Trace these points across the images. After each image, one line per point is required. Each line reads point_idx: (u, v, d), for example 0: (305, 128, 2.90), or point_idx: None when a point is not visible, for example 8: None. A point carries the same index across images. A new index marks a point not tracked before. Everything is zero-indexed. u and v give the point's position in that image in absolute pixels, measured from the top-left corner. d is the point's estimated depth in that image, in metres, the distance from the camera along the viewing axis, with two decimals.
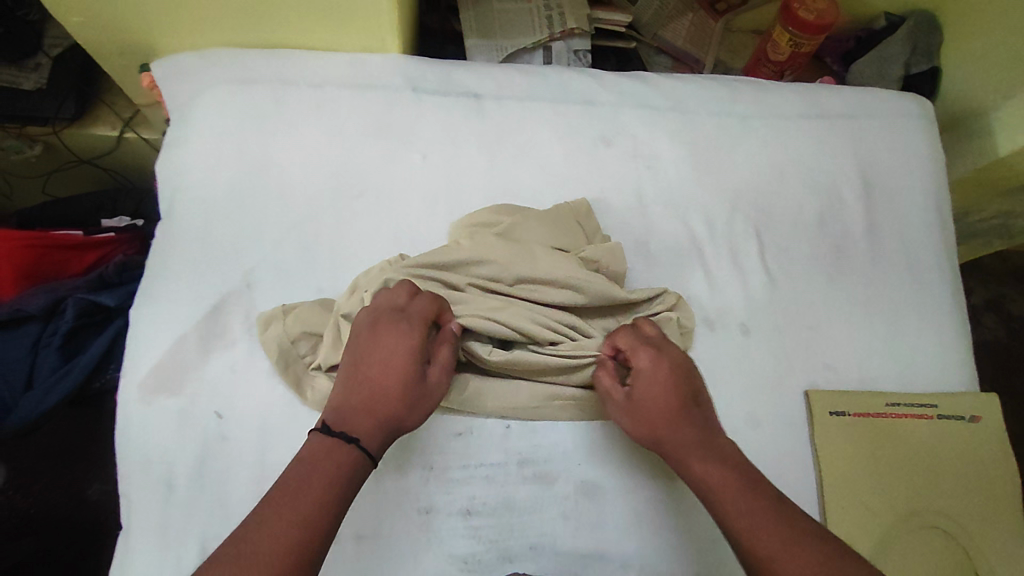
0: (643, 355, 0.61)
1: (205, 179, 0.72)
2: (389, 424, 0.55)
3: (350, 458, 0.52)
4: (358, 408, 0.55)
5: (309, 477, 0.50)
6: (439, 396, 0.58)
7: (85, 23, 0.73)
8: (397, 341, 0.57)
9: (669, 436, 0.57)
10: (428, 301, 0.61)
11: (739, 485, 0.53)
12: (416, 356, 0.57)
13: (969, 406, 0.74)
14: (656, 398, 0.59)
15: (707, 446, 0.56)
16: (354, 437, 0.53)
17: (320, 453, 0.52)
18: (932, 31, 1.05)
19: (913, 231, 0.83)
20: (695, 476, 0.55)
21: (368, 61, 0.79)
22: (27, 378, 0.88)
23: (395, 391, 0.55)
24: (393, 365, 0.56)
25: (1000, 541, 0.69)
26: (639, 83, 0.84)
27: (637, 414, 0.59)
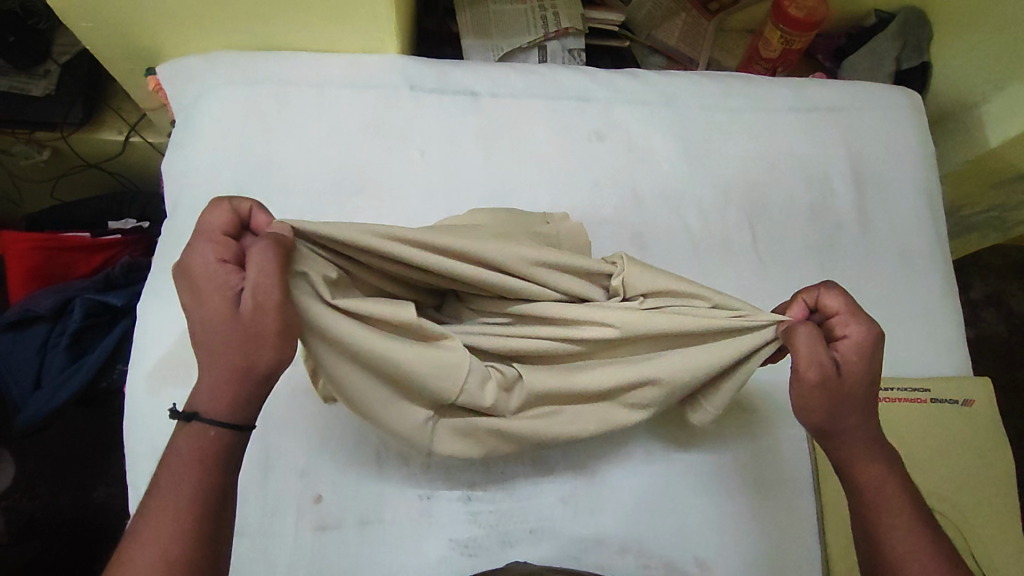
0: (851, 330, 0.54)
1: (210, 176, 0.74)
2: (229, 376, 0.45)
3: (201, 441, 0.45)
4: (197, 374, 0.46)
5: (166, 474, 0.45)
6: (265, 312, 0.44)
7: (94, 28, 0.75)
8: (194, 285, 0.46)
9: (851, 428, 0.54)
10: (211, 216, 0.48)
11: (903, 500, 0.53)
12: (216, 289, 0.45)
13: (961, 390, 0.75)
14: (857, 382, 0.53)
15: (879, 452, 0.54)
16: (196, 410, 0.46)
17: (176, 444, 0.46)
18: (920, 27, 1.06)
19: (904, 221, 0.84)
20: (863, 476, 0.54)
21: (367, 62, 0.81)
22: (36, 376, 0.90)
23: (211, 339, 0.45)
24: (200, 312, 0.45)
25: (993, 521, 0.71)
26: (632, 79, 0.86)
27: (834, 395, 0.53)
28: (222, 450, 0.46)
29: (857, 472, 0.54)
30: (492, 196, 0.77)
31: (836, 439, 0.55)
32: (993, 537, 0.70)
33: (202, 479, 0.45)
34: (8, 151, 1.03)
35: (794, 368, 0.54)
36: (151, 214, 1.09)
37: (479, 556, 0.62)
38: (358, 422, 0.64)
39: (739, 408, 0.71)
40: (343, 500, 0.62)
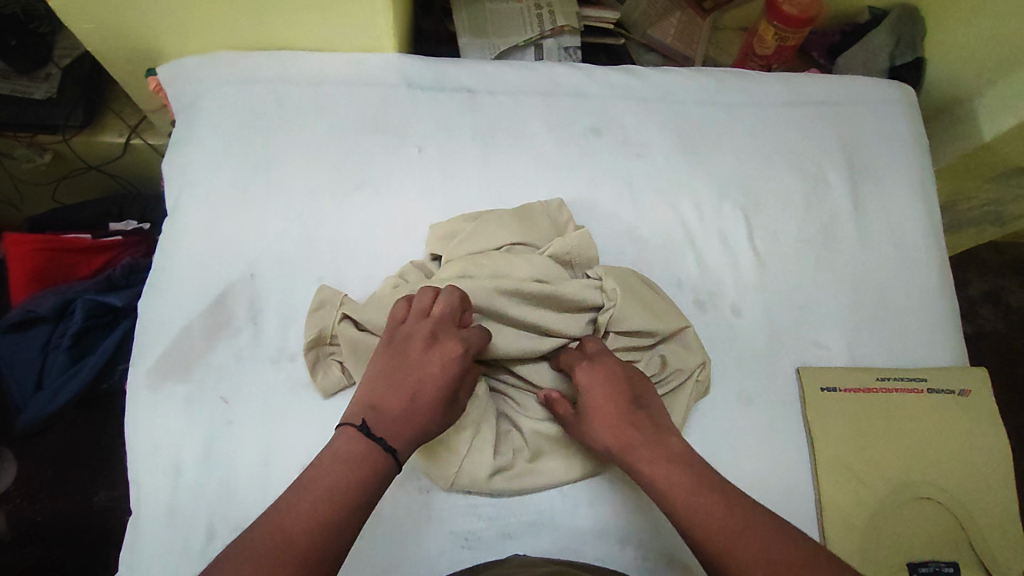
0: (582, 370, 0.63)
1: (210, 175, 0.75)
2: (421, 439, 0.55)
3: (382, 460, 0.51)
4: (403, 415, 0.54)
5: (348, 470, 0.50)
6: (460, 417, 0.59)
7: (94, 29, 0.76)
8: (452, 358, 0.57)
9: (619, 441, 0.58)
10: (480, 330, 0.61)
11: (685, 482, 0.53)
12: (458, 377, 0.58)
13: (958, 380, 0.75)
14: (601, 403, 0.60)
15: (653, 446, 0.57)
16: (392, 445, 0.52)
17: (358, 451, 0.51)
18: (915, 23, 1.06)
19: (899, 214, 0.85)
20: (646, 479, 0.56)
21: (364, 61, 0.82)
22: (38, 377, 0.91)
23: (432, 412, 0.56)
24: (440, 382, 0.56)
25: (990, 511, 0.71)
26: (627, 75, 0.86)
27: (587, 426, 0.61)
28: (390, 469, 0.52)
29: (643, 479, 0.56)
30: (489, 193, 0.77)
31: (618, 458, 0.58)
32: (994, 527, 0.70)
33: (373, 492, 0.50)
34: (10, 154, 1.04)
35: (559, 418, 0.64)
36: (151, 216, 1.10)
37: (479, 548, 0.63)
38: None
39: (736, 399, 0.71)
40: None
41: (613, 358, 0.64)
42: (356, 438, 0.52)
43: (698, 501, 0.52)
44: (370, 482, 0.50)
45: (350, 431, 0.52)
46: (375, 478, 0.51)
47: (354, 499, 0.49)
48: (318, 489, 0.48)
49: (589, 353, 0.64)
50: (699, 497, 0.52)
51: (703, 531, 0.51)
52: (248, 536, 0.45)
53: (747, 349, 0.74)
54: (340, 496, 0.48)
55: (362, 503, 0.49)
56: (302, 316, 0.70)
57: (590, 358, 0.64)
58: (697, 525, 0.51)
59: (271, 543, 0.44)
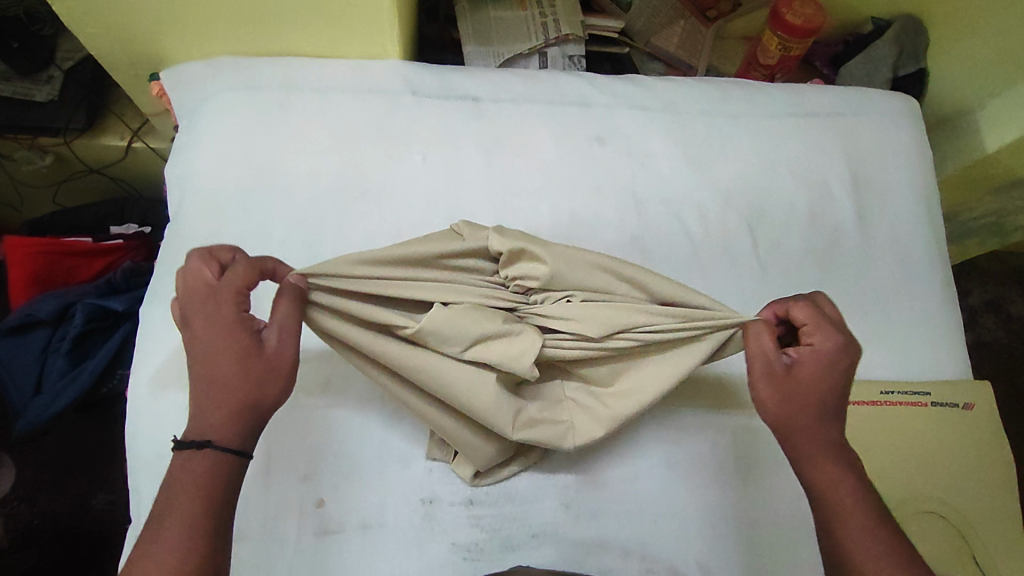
0: (822, 337, 0.54)
1: (213, 181, 0.74)
2: (246, 407, 0.48)
3: (204, 466, 0.47)
4: (205, 406, 0.48)
5: (173, 501, 0.46)
6: (288, 359, 0.50)
7: (98, 34, 0.76)
8: (215, 319, 0.49)
9: (813, 430, 0.52)
10: (244, 268, 0.52)
11: (864, 507, 0.50)
12: (239, 330, 0.49)
13: (963, 394, 0.75)
14: (821, 385, 0.52)
15: (841, 450, 0.52)
16: (205, 440, 0.47)
17: (181, 473, 0.47)
18: (919, 34, 1.07)
19: (902, 226, 0.85)
20: (821, 472, 0.51)
21: (369, 68, 0.81)
22: (37, 381, 0.90)
23: (233, 380, 0.48)
24: (222, 347, 0.49)
25: (993, 524, 0.71)
26: (632, 84, 0.86)
27: (789, 392, 0.52)
28: (222, 472, 0.47)
29: (812, 476, 0.52)
30: (494, 201, 0.77)
31: (799, 442, 0.52)
32: (997, 540, 0.70)
33: (206, 501, 0.46)
34: (11, 156, 1.04)
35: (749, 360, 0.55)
36: (153, 219, 1.09)
37: (480, 560, 0.62)
38: (360, 425, 0.65)
39: (741, 411, 0.71)
40: (343, 503, 0.62)
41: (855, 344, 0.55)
42: (174, 462, 0.48)
43: (874, 533, 0.49)
44: (203, 492, 0.46)
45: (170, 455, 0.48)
46: (205, 487, 0.46)
47: (193, 522, 0.45)
48: (154, 537, 0.45)
49: (828, 316, 0.55)
50: (874, 520, 0.50)
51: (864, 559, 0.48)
52: None
53: None
54: (172, 526, 0.45)
55: (202, 519, 0.46)
56: None
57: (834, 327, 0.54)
58: (856, 546, 0.49)
59: None
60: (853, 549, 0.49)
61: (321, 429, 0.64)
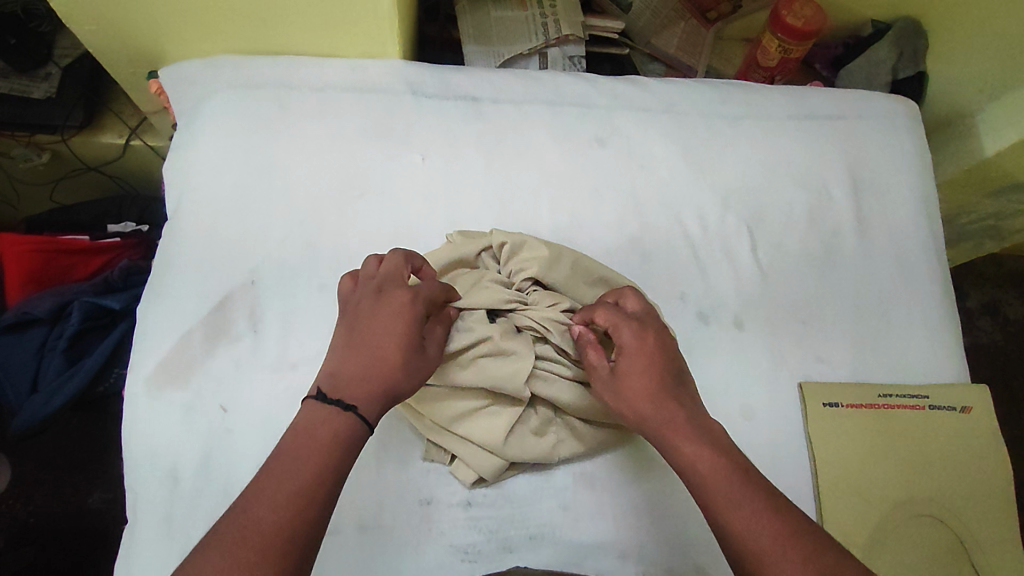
0: (625, 331, 0.59)
1: (211, 180, 0.74)
2: (387, 392, 0.53)
3: (342, 425, 0.50)
4: (360, 372, 0.53)
5: (307, 444, 0.49)
6: (434, 370, 0.58)
7: (96, 31, 0.75)
8: (405, 308, 0.57)
9: (656, 414, 0.56)
10: (433, 284, 0.61)
11: (722, 467, 0.52)
12: (418, 326, 0.57)
13: (959, 397, 0.75)
14: (643, 373, 0.57)
15: (696, 426, 0.55)
16: (351, 404, 0.51)
17: (318, 423, 0.50)
18: (917, 37, 1.07)
19: (901, 229, 0.85)
20: (682, 453, 0.54)
21: (368, 68, 0.81)
22: (32, 380, 0.90)
23: (394, 362, 0.54)
24: (395, 332, 0.55)
25: (990, 528, 0.71)
26: (632, 86, 0.86)
27: (620, 391, 0.58)
28: (354, 435, 0.51)
29: (674, 455, 0.54)
30: (494, 202, 0.77)
31: (653, 430, 0.56)
32: (994, 544, 0.70)
33: (335, 458, 0.49)
34: (8, 153, 1.04)
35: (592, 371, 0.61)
36: (151, 218, 1.09)
37: (478, 562, 0.62)
38: None
39: (739, 414, 0.71)
40: (341, 505, 0.62)
41: (659, 327, 0.60)
42: (313, 412, 0.51)
43: (735, 491, 0.51)
44: (337, 448, 0.49)
45: (307, 403, 0.52)
46: (337, 444, 0.49)
47: (319, 470, 0.48)
48: (282, 473, 0.47)
49: (630, 311, 0.61)
50: (737, 485, 0.51)
51: (726, 516, 0.50)
52: (209, 538, 0.44)
53: (750, 364, 0.74)
54: (304, 469, 0.47)
55: (331, 472, 0.48)
56: (303, 324, 0.69)
57: (634, 319, 0.60)
58: (723, 506, 0.50)
59: (230, 540, 0.43)
60: (717, 509, 0.50)
61: None
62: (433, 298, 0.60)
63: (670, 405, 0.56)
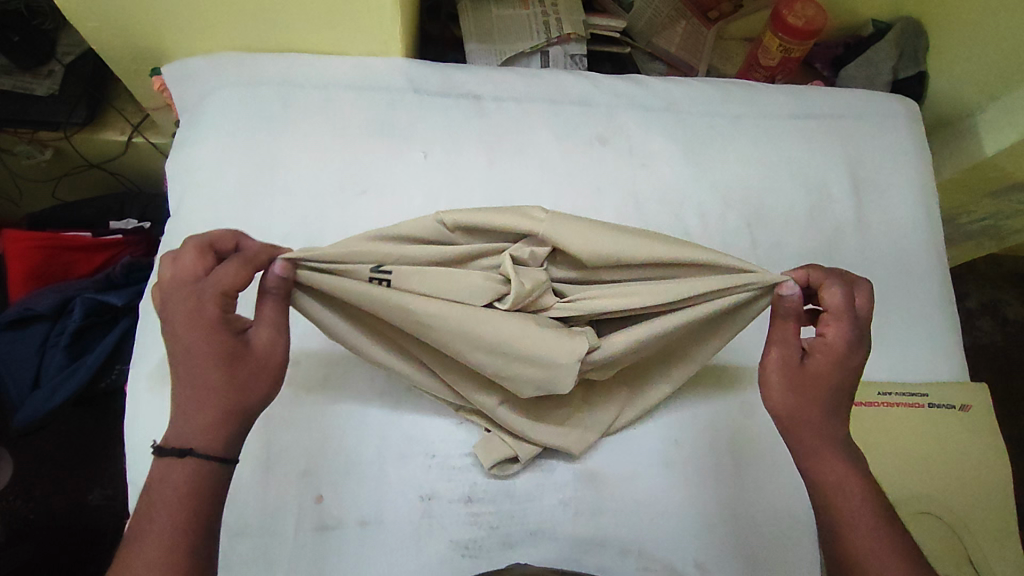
0: (837, 327, 0.54)
1: (213, 177, 0.74)
2: (229, 412, 0.48)
3: (189, 475, 0.46)
4: (188, 407, 0.48)
5: (157, 509, 0.45)
6: (276, 357, 0.51)
7: (100, 27, 0.76)
8: (204, 318, 0.49)
9: (817, 425, 0.53)
10: (236, 268, 0.51)
11: (864, 500, 0.51)
12: (227, 331, 0.49)
13: (959, 396, 0.75)
14: (823, 382, 0.53)
15: (848, 448, 0.53)
16: (188, 446, 0.47)
17: (165, 480, 0.46)
18: (919, 36, 1.08)
19: (900, 227, 0.85)
20: (831, 470, 0.52)
21: (370, 65, 0.81)
22: (35, 375, 0.90)
23: (219, 381, 0.48)
24: (212, 351, 0.48)
25: (988, 525, 0.71)
26: (633, 84, 0.87)
27: (799, 385, 0.54)
28: (205, 480, 0.47)
29: (814, 468, 0.53)
30: (495, 199, 0.77)
31: (797, 434, 0.54)
32: (992, 542, 0.71)
33: (194, 508, 0.46)
34: (11, 150, 1.04)
35: (777, 346, 0.55)
36: (152, 214, 1.09)
37: (479, 557, 0.62)
38: (360, 422, 0.65)
39: (739, 411, 0.71)
40: (342, 500, 0.62)
41: (867, 341, 0.55)
42: (156, 471, 0.47)
43: (872, 524, 0.51)
44: (189, 499, 0.46)
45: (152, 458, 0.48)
46: (189, 495, 0.46)
47: (175, 537, 0.45)
48: (140, 547, 0.44)
49: (854, 312, 0.55)
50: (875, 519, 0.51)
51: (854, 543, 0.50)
52: None
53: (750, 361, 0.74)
54: (158, 534, 0.44)
55: (188, 525, 0.45)
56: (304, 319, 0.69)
57: (853, 321, 0.55)
58: (852, 534, 0.50)
59: None
60: (847, 535, 0.51)
61: (319, 425, 0.64)
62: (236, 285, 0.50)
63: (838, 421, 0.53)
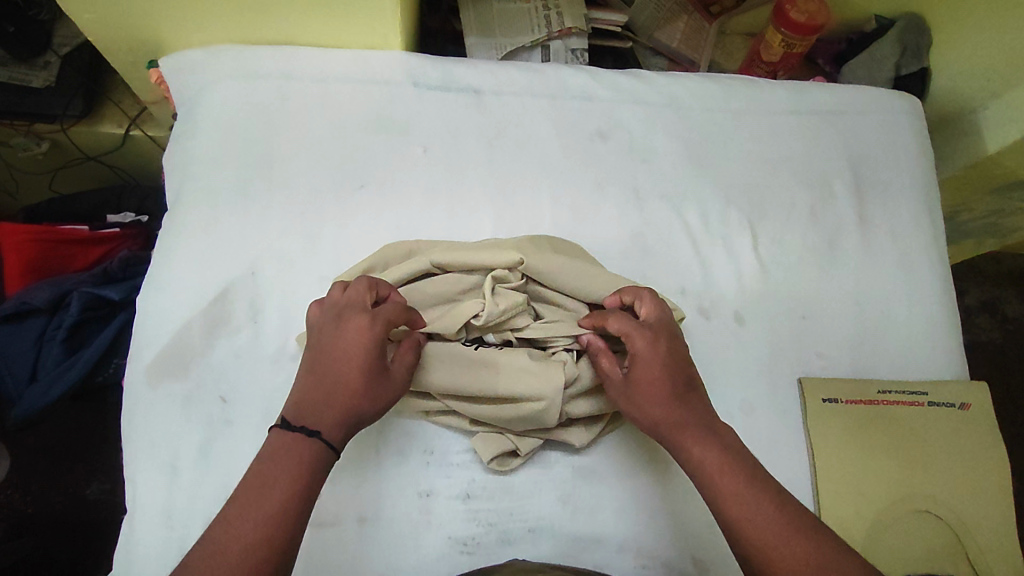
0: (639, 340, 0.57)
1: (211, 172, 0.74)
2: (351, 416, 0.53)
3: (314, 450, 0.50)
4: (321, 398, 0.52)
5: (270, 480, 0.47)
6: (399, 391, 0.56)
7: (96, 19, 0.75)
8: (365, 332, 0.54)
9: (667, 419, 0.55)
10: (396, 306, 0.58)
11: (730, 467, 0.51)
12: (380, 351, 0.55)
13: (958, 394, 0.76)
14: (654, 382, 0.56)
15: (705, 428, 0.54)
16: (315, 429, 0.51)
17: (289, 449, 0.49)
18: (921, 31, 1.06)
19: (902, 226, 0.85)
20: (692, 455, 0.53)
21: (369, 58, 0.81)
22: (32, 370, 0.90)
23: (356, 387, 0.53)
24: (359, 358, 0.53)
25: (987, 523, 0.71)
26: (634, 79, 0.86)
27: (632, 397, 0.57)
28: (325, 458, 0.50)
29: (683, 458, 0.54)
30: (495, 196, 0.77)
31: (665, 437, 0.55)
32: (990, 540, 0.71)
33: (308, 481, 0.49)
34: (7, 143, 1.03)
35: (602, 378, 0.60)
36: (150, 208, 1.09)
37: (477, 553, 0.62)
38: None
39: (739, 409, 0.71)
40: (341, 496, 0.62)
41: (673, 335, 0.59)
42: (281, 438, 0.50)
43: (742, 491, 0.50)
44: (308, 471, 0.49)
45: (274, 429, 0.51)
46: (309, 467, 0.49)
47: (288, 507, 0.47)
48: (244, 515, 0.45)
49: (644, 321, 0.59)
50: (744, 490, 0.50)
51: (732, 507, 0.49)
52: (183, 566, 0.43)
53: (750, 359, 0.74)
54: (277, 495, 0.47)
55: (305, 493, 0.48)
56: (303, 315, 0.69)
57: (647, 326, 0.59)
58: (729, 503, 0.50)
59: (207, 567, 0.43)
60: (723, 505, 0.50)
61: None
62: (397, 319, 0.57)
63: (682, 408, 0.55)
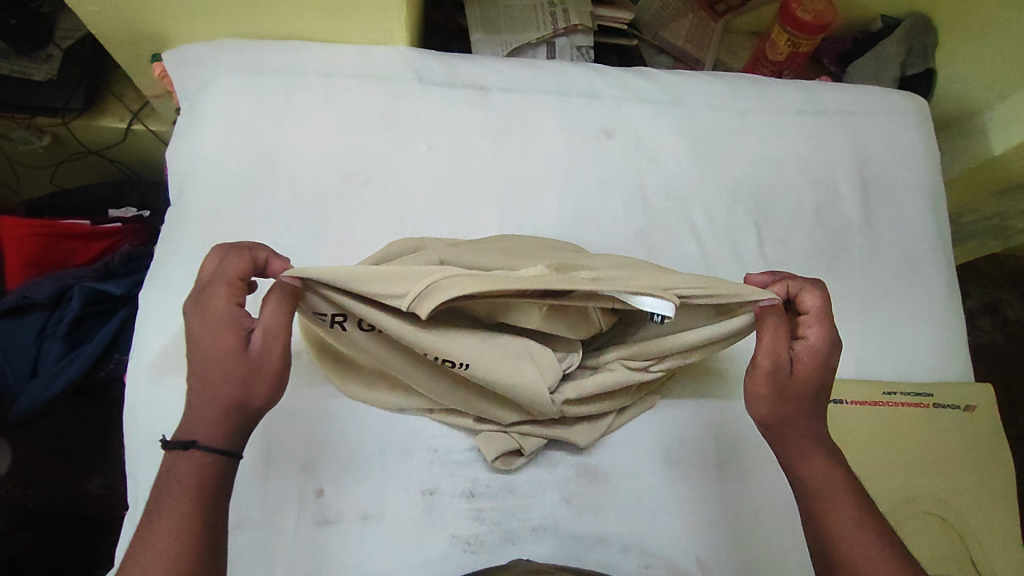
0: (817, 330, 0.55)
1: (216, 166, 0.73)
2: (227, 409, 0.48)
3: (200, 467, 0.47)
4: (192, 404, 0.48)
5: (163, 510, 0.45)
6: (272, 360, 0.49)
7: (99, 12, 0.74)
8: (206, 315, 0.49)
9: (801, 425, 0.54)
10: (234, 265, 0.51)
11: (850, 493, 0.52)
12: (229, 327, 0.49)
13: (964, 397, 0.75)
14: (814, 384, 0.54)
15: (828, 446, 0.54)
16: (194, 440, 0.47)
17: (176, 473, 0.46)
18: (927, 32, 1.06)
19: (908, 227, 0.85)
20: (810, 468, 0.53)
21: (374, 54, 0.80)
22: (32, 364, 0.89)
23: (218, 377, 0.48)
24: (213, 346, 0.48)
25: (991, 526, 0.71)
26: (640, 77, 0.85)
27: (787, 388, 0.54)
28: (216, 473, 0.47)
29: (799, 465, 0.53)
30: (499, 194, 0.76)
31: (786, 438, 0.54)
32: (994, 544, 0.70)
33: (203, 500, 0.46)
34: (8, 135, 1.03)
35: (761, 352, 0.54)
36: (152, 203, 1.07)
37: (480, 552, 0.62)
38: (361, 417, 0.64)
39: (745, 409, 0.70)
40: (344, 494, 0.61)
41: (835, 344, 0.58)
42: (167, 468, 0.47)
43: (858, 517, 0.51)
44: (200, 490, 0.46)
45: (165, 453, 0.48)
46: (200, 486, 0.46)
47: (185, 530, 0.45)
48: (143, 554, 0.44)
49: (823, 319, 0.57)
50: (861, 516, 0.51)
51: (840, 531, 0.50)
52: None
53: None
54: (171, 525, 0.45)
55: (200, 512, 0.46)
56: None
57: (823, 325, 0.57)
58: (843, 524, 0.50)
59: None
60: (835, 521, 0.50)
61: (320, 420, 0.64)
62: (237, 283, 0.50)
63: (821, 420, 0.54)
